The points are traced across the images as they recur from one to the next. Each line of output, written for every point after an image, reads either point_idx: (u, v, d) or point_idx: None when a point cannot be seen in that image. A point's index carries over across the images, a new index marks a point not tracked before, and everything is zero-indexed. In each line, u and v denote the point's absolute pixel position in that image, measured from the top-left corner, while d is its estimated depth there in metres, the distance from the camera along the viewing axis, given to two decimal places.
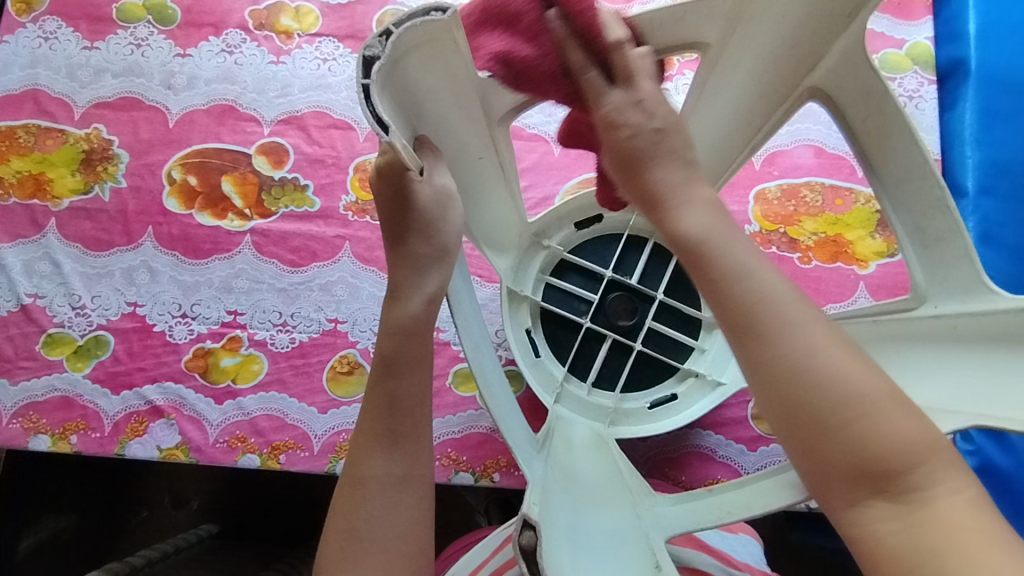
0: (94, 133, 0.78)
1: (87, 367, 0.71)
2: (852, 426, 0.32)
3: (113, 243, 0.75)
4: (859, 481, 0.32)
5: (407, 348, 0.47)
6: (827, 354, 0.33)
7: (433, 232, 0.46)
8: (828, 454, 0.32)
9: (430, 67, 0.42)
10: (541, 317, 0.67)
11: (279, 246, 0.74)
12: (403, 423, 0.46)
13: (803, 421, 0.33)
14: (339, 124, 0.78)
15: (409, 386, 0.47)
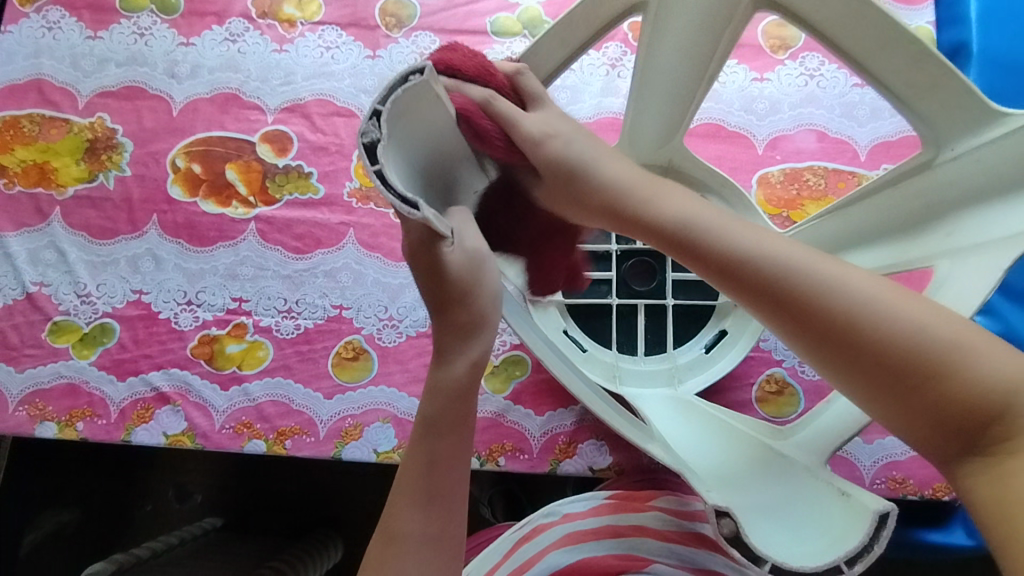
0: (98, 122, 0.78)
1: (93, 355, 0.71)
2: (933, 368, 0.31)
3: (117, 231, 0.75)
4: (940, 426, 0.31)
5: (452, 410, 0.44)
6: (879, 305, 0.33)
7: (471, 299, 0.44)
8: (922, 403, 0.31)
9: (418, 127, 0.39)
10: (567, 317, 0.66)
11: (284, 233, 0.74)
12: (440, 482, 0.44)
13: (881, 372, 0.32)
14: (342, 111, 0.78)
15: (451, 446, 0.45)
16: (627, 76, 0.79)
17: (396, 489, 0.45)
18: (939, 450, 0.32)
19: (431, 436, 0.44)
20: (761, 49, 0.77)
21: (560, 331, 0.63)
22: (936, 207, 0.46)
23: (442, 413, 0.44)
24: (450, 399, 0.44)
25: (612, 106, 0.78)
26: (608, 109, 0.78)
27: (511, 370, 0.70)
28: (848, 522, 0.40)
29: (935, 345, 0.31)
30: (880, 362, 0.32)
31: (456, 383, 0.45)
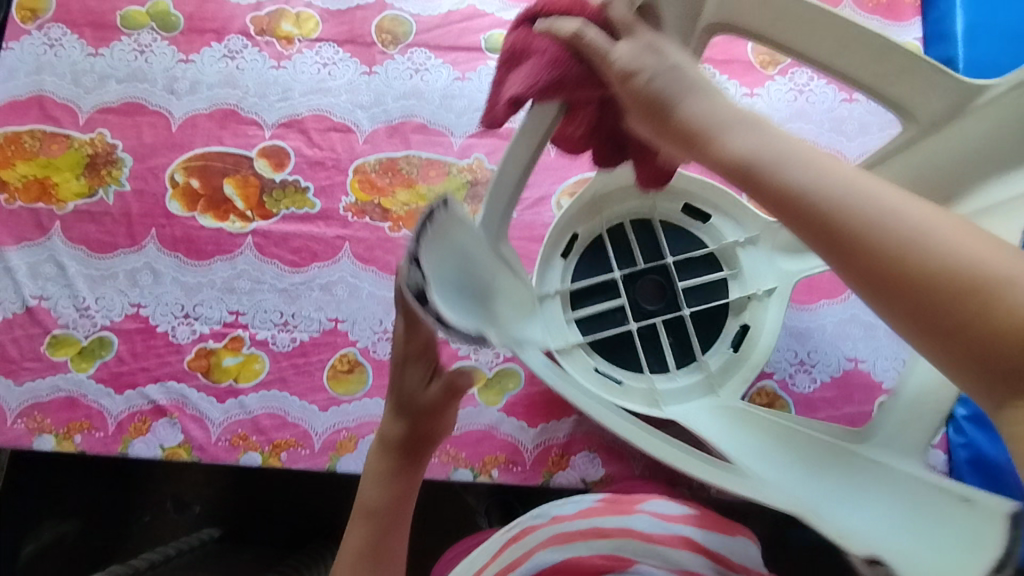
0: (99, 137, 0.79)
1: (91, 368, 0.72)
2: (998, 299, 0.26)
3: (116, 245, 0.76)
4: (1002, 373, 0.26)
5: (394, 499, 0.53)
6: (930, 229, 0.28)
7: (437, 398, 0.54)
8: (985, 338, 0.26)
9: (453, 249, 0.47)
10: (593, 353, 0.67)
11: (280, 247, 0.75)
12: (382, 555, 0.51)
13: (939, 305, 0.27)
14: (339, 127, 0.79)
15: (392, 530, 0.52)
16: None
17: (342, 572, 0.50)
18: (991, 401, 0.27)
19: (376, 519, 0.52)
20: (751, 65, 0.78)
21: (590, 370, 0.65)
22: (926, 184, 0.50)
23: (389, 501, 0.52)
24: (392, 485, 0.53)
25: None
26: None
27: (503, 383, 0.71)
28: (979, 525, 0.35)
29: (997, 276, 0.27)
30: (933, 292, 0.27)
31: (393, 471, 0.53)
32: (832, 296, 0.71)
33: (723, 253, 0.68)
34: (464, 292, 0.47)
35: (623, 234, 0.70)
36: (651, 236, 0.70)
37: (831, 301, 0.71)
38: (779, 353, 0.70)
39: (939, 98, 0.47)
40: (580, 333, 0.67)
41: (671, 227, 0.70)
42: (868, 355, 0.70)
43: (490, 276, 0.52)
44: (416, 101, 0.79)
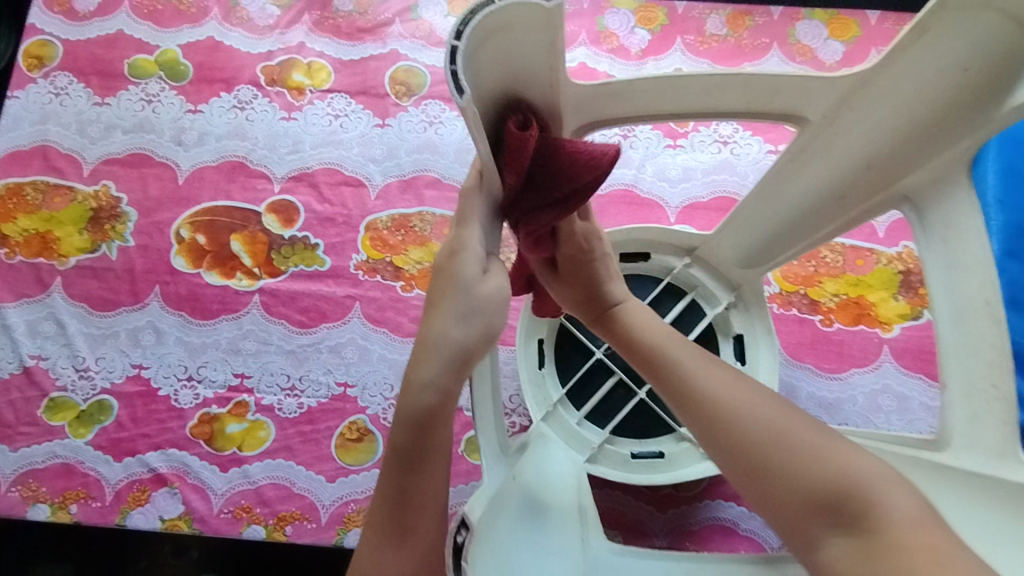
0: (103, 189, 0.77)
1: (89, 434, 0.69)
2: (792, 465, 0.39)
3: (118, 302, 0.73)
4: (805, 513, 0.38)
5: (415, 486, 0.38)
6: (753, 410, 0.42)
7: (438, 415, 0.39)
8: (781, 490, 0.39)
9: (498, 528, 0.42)
10: (620, 441, 0.65)
11: (288, 307, 0.72)
12: (415, 519, 0.39)
13: (750, 462, 0.41)
14: (350, 181, 0.77)
15: (423, 515, 0.39)
16: (640, 146, 0.76)
17: (371, 509, 0.40)
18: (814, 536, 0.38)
19: (401, 470, 0.38)
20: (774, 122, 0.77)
21: (630, 461, 0.64)
22: (853, 181, 0.47)
23: (416, 445, 0.38)
24: (412, 419, 0.38)
25: (624, 178, 0.75)
26: (620, 180, 0.75)
27: None
28: None
29: (800, 447, 0.39)
30: (750, 457, 0.41)
31: (422, 412, 0.38)
32: (863, 365, 0.69)
33: (681, 280, 0.68)
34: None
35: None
36: None
37: (862, 370, 0.68)
38: None
39: (826, 95, 0.43)
40: (600, 428, 0.65)
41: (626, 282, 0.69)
42: (901, 428, 0.66)
43: (517, 483, 0.48)
44: (430, 155, 0.78)
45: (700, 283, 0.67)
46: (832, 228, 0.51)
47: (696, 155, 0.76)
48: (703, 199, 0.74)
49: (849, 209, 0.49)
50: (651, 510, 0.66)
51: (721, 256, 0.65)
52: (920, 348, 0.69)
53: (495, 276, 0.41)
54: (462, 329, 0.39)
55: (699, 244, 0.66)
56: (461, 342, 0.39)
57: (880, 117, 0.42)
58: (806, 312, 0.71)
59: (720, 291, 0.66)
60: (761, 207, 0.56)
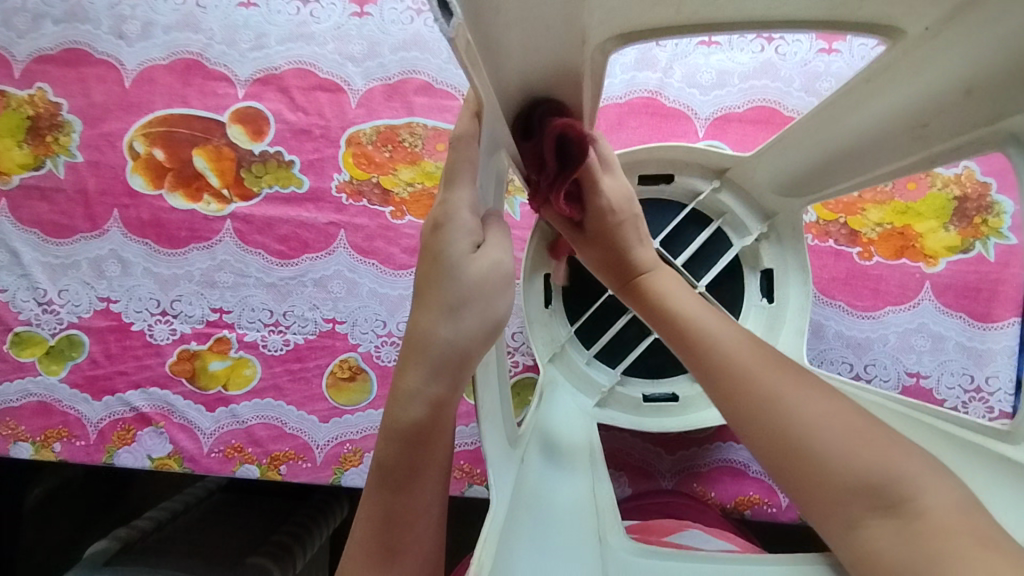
0: (39, 94, 0.66)
1: (63, 371, 0.64)
2: (824, 448, 0.37)
3: (74, 228, 0.65)
4: (840, 500, 0.36)
5: (404, 504, 0.34)
6: (781, 385, 0.39)
7: (430, 433, 0.34)
8: (818, 476, 0.37)
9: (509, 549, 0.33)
10: (631, 383, 0.60)
11: (265, 234, 0.64)
12: (404, 539, 0.34)
13: (779, 442, 0.38)
14: (326, 85, 0.65)
15: (413, 532, 0.34)
16: (668, 45, 0.64)
17: (354, 529, 0.35)
18: (851, 522, 0.36)
19: (387, 489, 0.34)
20: None
21: (642, 404, 0.59)
22: (942, 109, 0.38)
23: (403, 461, 0.34)
24: (398, 436, 0.33)
25: (647, 83, 0.64)
26: (642, 86, 0.64)
27: (523, 397, 0.62)
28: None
29: (835, 432, 0.37)
30: (784, 435, 0.38)
31: (411, 429, 0.33)
32: (900, 303, 0.62)
33: (706, 205, 0.59)
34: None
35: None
36: None
37: (897, 308, 0.62)
38: (832, 366, 0.63)
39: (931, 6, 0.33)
40: (609, 369, 0.60)
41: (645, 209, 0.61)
42: (932, 369, 0.61)
43: (522, 480, 0.39)
44: (419, 53, 0.66)
45: (728, 209, 0.57)
46: (899, 163, 0.43)
47: (733, 55, 0.64)
48: (738, 109, 0.63)
49: (929, 141, 0.40)
50: (659, 451, 0.63)
51: (756, 181, 0.55)
52: (966, 284, 0.62)
53: (491, 250, 0.34)
54: (455, 325, 0.33)
55: (730, 166, 0.56)
56: (451, 341, 0.33)
57: (991, 37, 0.32)
58: (843, 244, 0.63)
59: (751, 219, 0.57)
60: (816, 130, 0.46)
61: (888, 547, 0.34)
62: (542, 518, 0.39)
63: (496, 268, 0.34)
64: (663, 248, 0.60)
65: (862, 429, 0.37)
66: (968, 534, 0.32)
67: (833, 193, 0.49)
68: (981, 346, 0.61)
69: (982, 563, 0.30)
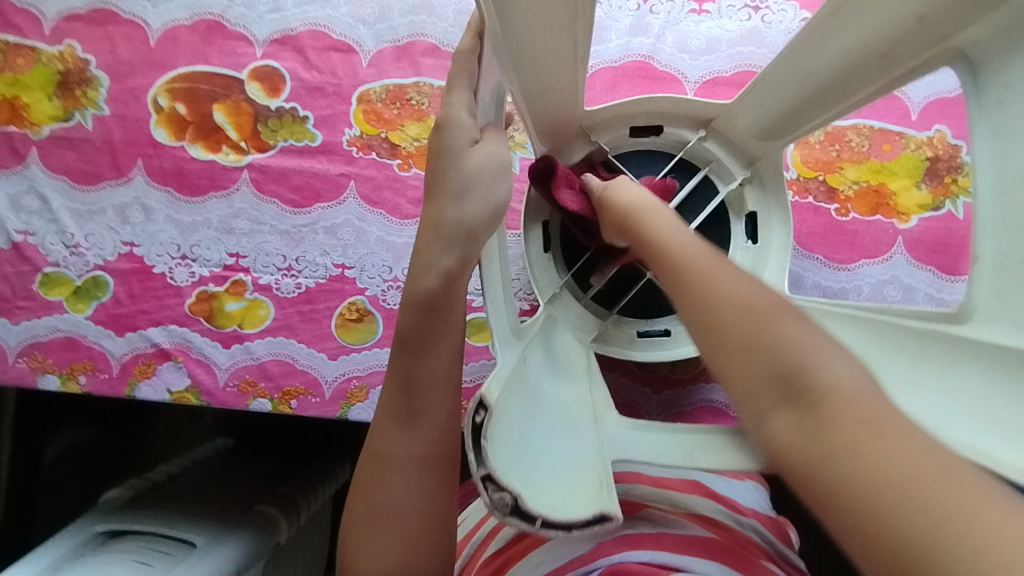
0: (68, 51, 0.70)
1: (88, 309, 0.69)
2: (746, 325, 0.35)
3: (101, 176, 0.70)
4: (763, 381, 0.34)
5: (423, 363, 0.42)
6: (706, 266, 0.39)
7: (447, 310, 0.42)
8: (734, 355, 0.35)
9: (515, 407, 0.43)
10: (627, 321, 0.64)
11: (279, 185, 0.69)
12: (423, 402, 0.42)
13: (698, 313, 0.37)
14: (340, 46, 0.70)
15: (432, 398, 0.42)
16: (661, 11, 0.68)
17: (382, 400, 0.43)
18: (767, 415, 0.34)
19: (408, 355, 0.42)
20: None
21: (637, 340, 0.63)
22: (902, 36, 0.42)
23: (421, 329, 0.41)
24: (416, 311, 0.41)
25: (641, 48, 0.68)
26: (636, 51, 0.68)
27: None
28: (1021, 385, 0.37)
29: (757, 304, 0.36)
30: (703, 304, 0.37)
31: (427, 295, 0.40)
32: (874, 256, 0.67)
33: (695, 155, 0.62)
34: (541, 466, 0.42)
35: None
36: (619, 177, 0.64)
37: (871, 261, 0.67)
38: None
39: None
40: (604, 309, 0.64)
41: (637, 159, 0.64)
42: None
43: (527, 364, 0.48)
44: (427, 17, 0.70)
45: (715, 157, 0.61)
46: (865, 93, 0.47)
47: (722, 23, 0.68)
48: (725, 73, 0.68)
49: (891, 68, 0.44)
50: (646, 392, 0.68)
51: (739, 128, 0.59)
52: (936, 240, 0.66)
53: (485, 145, 0.42)
54: (460, 207, 0.40)
55: (716, 116, 0.60)
56: (461, 220, 0.40)
57: None
58: (822, 201, 0.68)
59: (735, 165, 0.61)
60: (791, 68, 0.50)
61: (795, 440, 0.32)
62: (547, 396, 0.48)
63: (491, 157, 0.42)
64: None
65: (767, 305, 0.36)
66: (885, 436, 0.30)
67: (811, 129, 0.53)
68: (948, 298, 0.65)
69: (883, 465, 0.29)
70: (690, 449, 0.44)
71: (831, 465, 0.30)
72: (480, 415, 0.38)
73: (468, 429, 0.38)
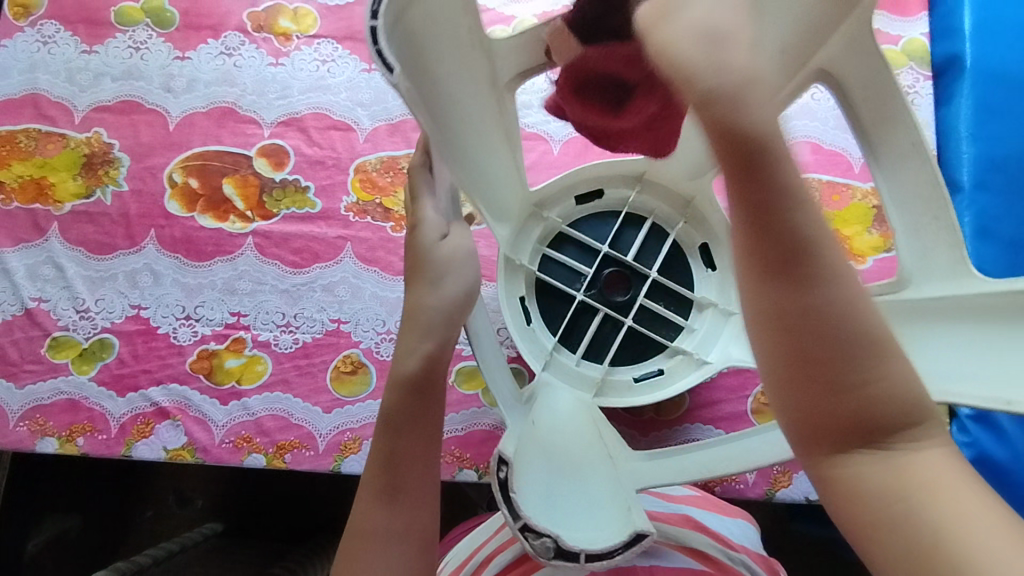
0: (95, 136, 0.78)
1: (92, 370, 0.71)
2: (862, 366, 0.29)
3: (115, 246, 0.75)
4: (852, 412, 0.29)
5: (408, 442, 0.45)
6: (828, 267, 0.29)
7: (427, 398, 0.45)
8: (842, 397, 0.29)
9: (535, 459, 0.47)
10: (618, 370, 0.67)
11: (281, 248, 0.74)
12: (404, 480, 0.44)
13: (801, 331, 0.29)
14: (339, 125, 0.78)
15: (416, 477, 0.45)
16: None
17: (367, 476, 0.46)
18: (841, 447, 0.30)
19: (391, 433, 0.44)
20: None
21: (634, 385, 0.65)
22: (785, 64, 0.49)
23: (406, 412, 0.44)
24: (402, 394, 0.44)
25: None
26: None
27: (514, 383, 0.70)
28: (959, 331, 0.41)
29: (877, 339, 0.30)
30: (818, 324, 0.29)
31: (410, 377, 0.44)
32: None
33: (637, 208, 0.70)
34: (580, 512, 0.45)
35: (551, 258, 0.69)
36: (578, 241, 0.69)
37: None
38: None
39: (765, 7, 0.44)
40: (596, 364, 0.66)
41: (588, 220, 0.69)
42: None
43: (532, 420, 0.52)
44: None
45: (657, 206, 0.69)
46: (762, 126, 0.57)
47: None
48: None
49: None
50: (633, 434, 0.69)
51: (673, 175, 0.67)
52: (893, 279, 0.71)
53: (454, 237, 0.47)
54: (438, 291, 0.45)
55: (645, 170, 0.68)
56: (437, 309, 0.45)
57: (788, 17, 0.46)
58: None
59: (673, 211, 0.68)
60: None
61: (877, 478, 0.30)
62: (561, 442, 0.51)
63: (457, 248, 0.47)
64: (614, 250, 0.68)
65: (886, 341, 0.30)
66: (963, 488, 0.29)
67: None
68: None
69: (953, 517, 0.28)
70: (699, 463, 0.48)
71: (904, 512, 0.29)
72: (504, 467, 0.43)
73: (496, 485, 0.42)
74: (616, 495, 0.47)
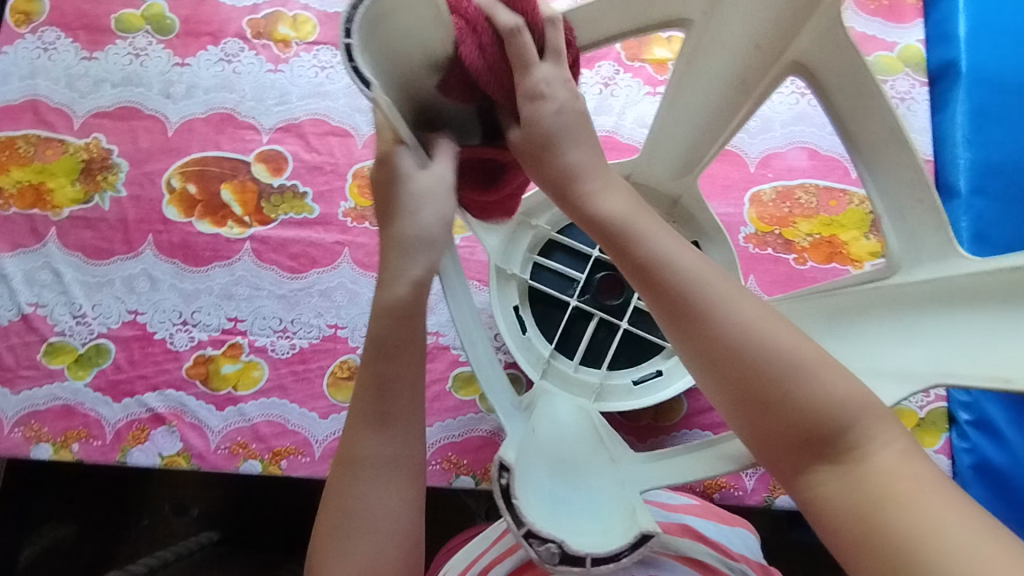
0: (94, 142, 0.78)
1: (88, 376, 0.71)
2: (781, 383, 0.34)
3: (113, 251, 0.75)
4: (779, 430, 0.34)
5: (397, 368, 0.42)
6: (720, 307, 0.36)
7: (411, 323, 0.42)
8: (768, 420, 0.35)
9: (536, 467, 0.47)
10: (617, 374, 0.66)
11: (279, 253, 0.74)
12: (394, 405, 0.42)
13: (712, 365, 0.36)
14: (337, 131, 0.78)
15: (403, 403, 0.42)
16: (620, 95, 0.78)
17: (353, 400, 0.43)
18: (798, 466, 0.34)
19: (382, 359, 0.42)
20: None
21: (634, 389, 0.65)
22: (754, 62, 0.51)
23: (394, 335, 0.41)
24: (391, 314, 0.41)
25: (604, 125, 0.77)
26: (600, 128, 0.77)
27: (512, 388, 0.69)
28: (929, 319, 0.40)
29: (790, 362, 0.34)
30: (724, 358, 0.35)
31: (398, 303, 0.41)
32: None
33: None
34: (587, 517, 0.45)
35: (543, 267, 0.69)
36: (569, 249, 0.69)
37: None
38: None
39: None
40: (595, 369, 0.66)
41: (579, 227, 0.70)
42: None
43: (535, 426, 0.51)
44: None
45: None
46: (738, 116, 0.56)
47: None
48: None
49: (751, 90, 0.54)
50: (632, 440, 0.69)
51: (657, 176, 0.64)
52: None
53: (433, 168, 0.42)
54: (416, 222, 0.41)
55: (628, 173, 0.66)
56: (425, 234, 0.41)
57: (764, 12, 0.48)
58: (781, 252, 0.73)
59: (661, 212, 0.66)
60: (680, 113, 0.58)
61: (834, 490, 0.33)
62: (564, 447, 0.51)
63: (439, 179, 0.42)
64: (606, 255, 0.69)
65: (803, 358, 0.35)
66: (920, 491, 0.31)
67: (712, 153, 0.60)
68: None
69: (913, 522, 0.30)
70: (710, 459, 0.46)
71: (875, 523, 0.31)
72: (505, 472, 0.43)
73: (498, 491, 0.43)
74: (623, 497, 0.47)
